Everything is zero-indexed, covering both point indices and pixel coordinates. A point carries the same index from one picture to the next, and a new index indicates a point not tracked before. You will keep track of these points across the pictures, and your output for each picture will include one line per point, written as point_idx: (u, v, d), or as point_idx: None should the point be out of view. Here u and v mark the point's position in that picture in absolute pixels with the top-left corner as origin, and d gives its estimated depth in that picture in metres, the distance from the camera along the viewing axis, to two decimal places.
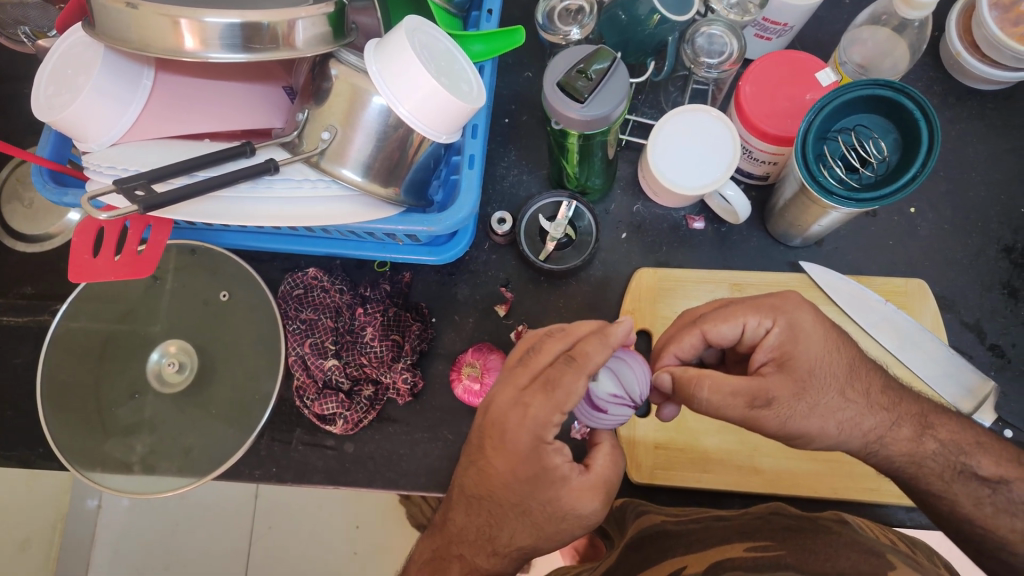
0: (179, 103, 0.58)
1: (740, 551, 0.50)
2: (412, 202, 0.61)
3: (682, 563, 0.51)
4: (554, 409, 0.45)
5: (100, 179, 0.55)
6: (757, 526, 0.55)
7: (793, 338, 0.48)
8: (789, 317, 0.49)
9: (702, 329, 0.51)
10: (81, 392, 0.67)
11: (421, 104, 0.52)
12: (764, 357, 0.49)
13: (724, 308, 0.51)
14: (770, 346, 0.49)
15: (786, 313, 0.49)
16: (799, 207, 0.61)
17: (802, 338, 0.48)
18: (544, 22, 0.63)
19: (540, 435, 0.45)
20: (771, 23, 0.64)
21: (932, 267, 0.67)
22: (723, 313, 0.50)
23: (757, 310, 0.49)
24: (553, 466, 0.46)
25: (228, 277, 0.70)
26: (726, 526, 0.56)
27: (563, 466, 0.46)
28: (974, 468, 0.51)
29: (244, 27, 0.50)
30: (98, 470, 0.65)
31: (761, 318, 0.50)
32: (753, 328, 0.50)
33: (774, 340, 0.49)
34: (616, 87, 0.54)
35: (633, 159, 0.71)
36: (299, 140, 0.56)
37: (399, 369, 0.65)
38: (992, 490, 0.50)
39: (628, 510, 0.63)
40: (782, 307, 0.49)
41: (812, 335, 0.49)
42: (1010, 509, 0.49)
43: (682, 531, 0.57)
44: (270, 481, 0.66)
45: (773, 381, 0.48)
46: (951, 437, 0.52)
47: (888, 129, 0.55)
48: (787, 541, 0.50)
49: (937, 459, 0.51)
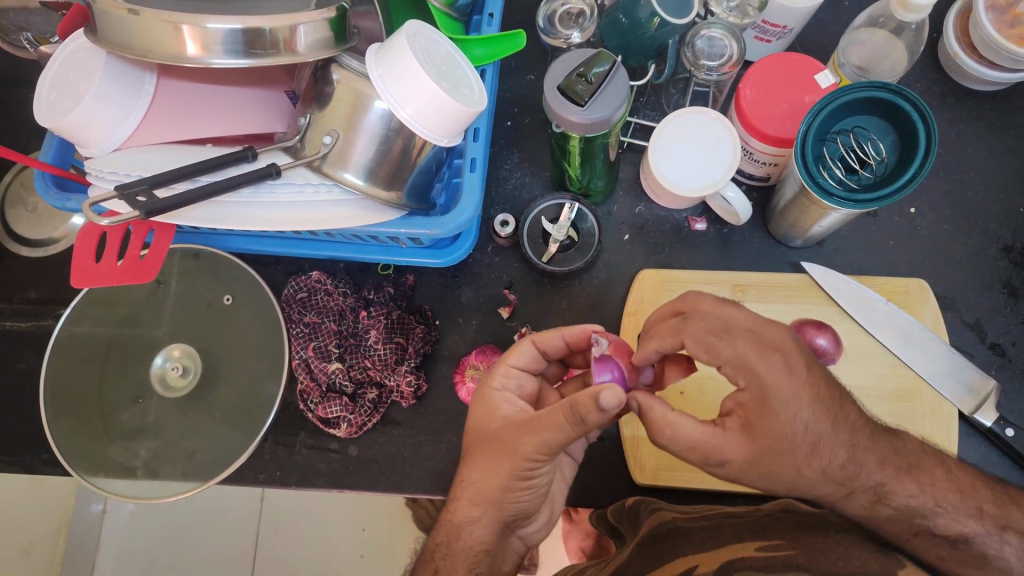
0: (182, 107, 0.59)
1: (753, 549, 0.50)
2: (414, 206, 0.61)
3: (694, 561, 0.51)
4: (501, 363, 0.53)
5: (101, 185, 0.55)
6: (768, 523, 0.56)
7: (761, 408, 0.44)
8: (764, 381, 0.44)
9: (686, 344, 0.48)
10: (85, 395, 0.67)
11: (422, 108, 0.52)
12: (731, 408, 0.46)
13: (722, 329, 0.46)
14: (742, 402, 0.45)
15: (760, 380, 0.44)
16: (799, 208, 0.61)
17: (771, 405, 0.44)
18: (545, 25, 0.63)
19: (483, 380, 0.53)
20: (771, 25, 0.64)
21: (932, 267, 0.67)
22: (709, 345, 0.46)
23: (731, 364, 0.45)
24: (496, 405, 0.50)
25: (231, 281, 0.70)
26: (737, 523, 0.57)
27: (507, 407, 0.50)
28: (934, 527, 0.48)
29: (245, 33, 0.50)
30: (102, 474, 0.65)
31: (735, 374, 0.45)
32: (730, 373, 0.46)
33: (744, 398, 0.45)
34: (616, 90, 0.55)
35: (635, 161, 0.71)
36: (302, 144, 0.57)
37: (403, 371, 0.65)
38: (951, 547, 0.47)
39: (642, 508, 0.63)
40: (757, 372, 0.44)
41: (789, 403, 0.44)
42: (975, 562, 0.46)
43: (695, 530, 0.58)
44: (275, 484, 0.66)
45: (730, 441, 0.45)
46: (909, 503, 0.48)
47: (887, 131, 0.55)
48: (799, 539, 0.50)
49: (892, 523, 0.47)
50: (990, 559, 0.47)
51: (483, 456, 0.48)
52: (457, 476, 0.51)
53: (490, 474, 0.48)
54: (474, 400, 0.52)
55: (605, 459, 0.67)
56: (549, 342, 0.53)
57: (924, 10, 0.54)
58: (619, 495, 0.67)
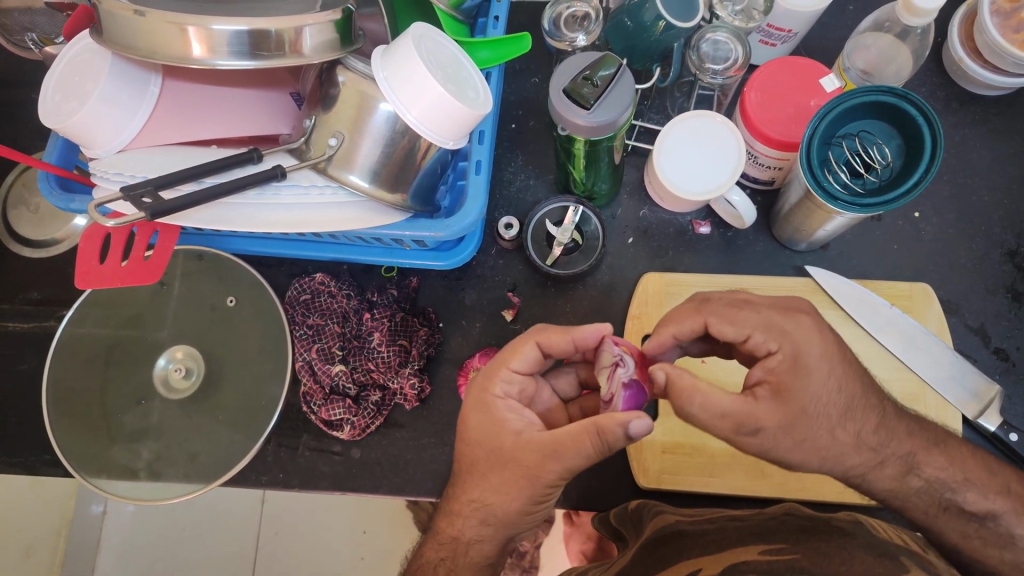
0: (186, 108, 0.58)
1: (755, 553, 0.50)
2: (419, 208, 0.61)
3: (697, 565, 0.51)
4: (501, 365, 0.51)
5: (106, 186, 0.55)
6: (771, 527, 0.55)
7: (794, 370, 0.45)
8: (798, 340, 0.45)
9: (708, 323, 0.49)
10: (87, 397, 0.67)
11: (428, 110, 0.52)
12: (761, 377, 0.46)
13: (741, 303, 0.49)
14: (774, 367, 0.45)
15: (791, 338, 0.45)
16: (804, 212, 0.61)
17: (805, 367, 0.45)
18: (551, 28, 0.63)
19: (485, 386, 0.51)
20: (775, 29, 0.64)
21: (936, 271, 0.67)
22: (733, 314, 0.48)
23: (761, 326, 0.46)
24: (503, 419, 0.48)
25: (234, 282, 0.70)
26: (740, 527, 0.57)
27: (515, 421, 0.48)
28: (961, 503, 0.50)
29: (251, 34, 0.50)
30: (104, 475, 0.65)
31: (768, 337, 0.46)
32: (759, 341, 0.47)
33: (777, 362, 0.46)
34: (621, 94, 0.55)
35: (639, 164, 0.71)
36: (307, 146, 0.57)
37: (406, 374, 0.65)
38: (978, 525, 0.49)
39: (644, 510, 0.63)
40: (789, 330, 0.46)
41: (821, 362, 0.45)
42: (999, 542, 0.49)
43: (698, 533, 0.58)
44: (278, 486, 0.66)
45: (764, 409, 0.44)
46: (939, 476, 0.50)
47: (892, 135, 0.55)
48: (802, 543, 0.50)
49: (920, 496, 0.50)
50: (1015, 538, 0.49)
51: (488, 457, 0.48)
52: (462, 478, 0.51)
53: (496, 476, 0.48)
54: (476, 409, 0.50)
55: (608, 462, 0.67)
56: (550, 341, 0.51)
57: (930, 14, 0.54)
58: (621, 498, 0.67)
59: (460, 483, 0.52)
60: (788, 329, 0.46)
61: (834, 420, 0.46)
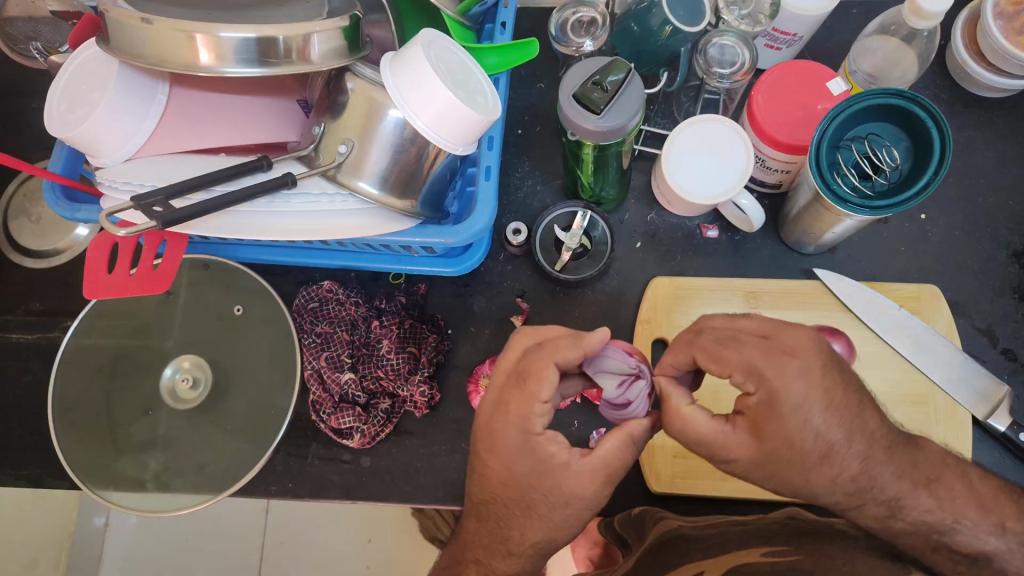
0: (195, 116, 0.58)
1: (757, 555, 0.50)
2: (429, 215, 0.61)
3: (701, 568, 0.51)
4: (529, 399, 0.46)
5: (115, 195, 0.55)
6: (774, 530, 0.55)
7: (770, 412, 0.42)
8: (775, 386, 0.41)
9: (696, 359, 0.46)
10: (93, 409, 0.67)
11: (438, 116, 0.52)
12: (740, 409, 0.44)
13: (731, 339, 0.44)
14: (750, 406, 0.43)
15: (768, 383, 0.41)
16: (813, 214, 0.61)
17: (779, 414, 0.41)
18: (558, 33, 0.63)
19: (525, 426, 0.46)
20: (781, 33, 0.64)
21: (943, 273, 0.67)
22: (716, 352, 0.44)
23: (741, 370, 0.42)
24: (547, 449, 0.46)
25: (242, 292, 0.69)
26: (745, 530, 0.57)
27: (549, 444, 0.46)
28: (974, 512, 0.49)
29: (259, 42, 0.50)
30: (112, 488, 0.64)
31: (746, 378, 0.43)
32: (739, 380, 0.43)
33: (754, 402, 0.43)
34: (631, 99, 0.55)
35: (647, 169, 0.72)
36: (316, 154, 0.57)
37: (417, 381, 0.64)
38: None
39: (647, 516, 0.62)
40: (767, 376, 0.41)
41: (800, 409, 0.41)
42: None
43: (702, 536, 0.58)
44: (286, 496, 0.66)
45: (737, 441, 0.43)
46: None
47: (900, 137, 0.55)
48: (804, 544, 0.50)
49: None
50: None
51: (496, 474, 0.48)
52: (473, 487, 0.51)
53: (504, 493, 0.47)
54: (511, 440, 0.47)
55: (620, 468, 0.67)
56: (568, 361, 0.46)
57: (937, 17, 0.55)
58: (631, 503, 0.67)
59: (471, 491, 0.52)
60: (765, 372, 0.41)
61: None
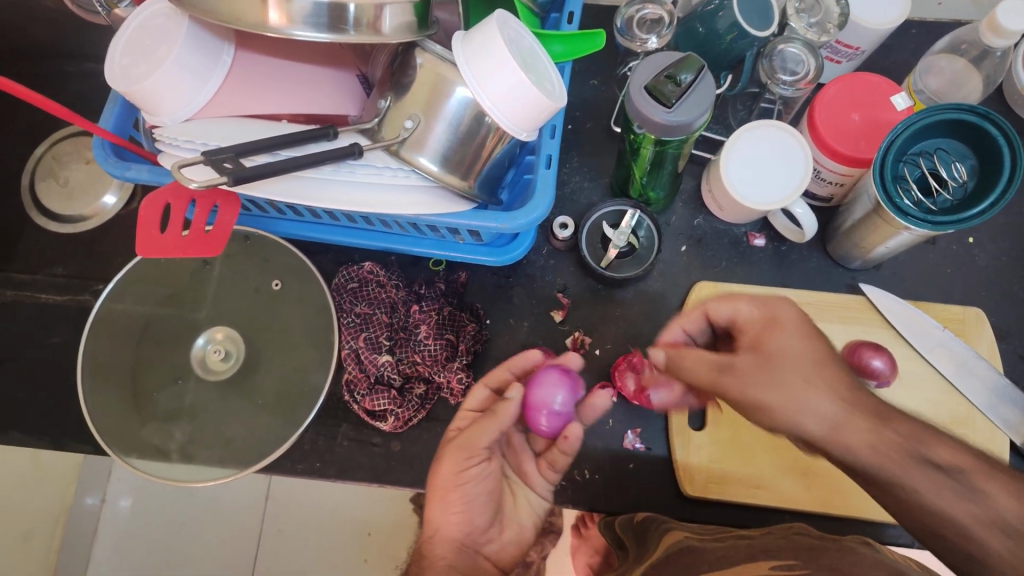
0: (257, 81, 0.57)
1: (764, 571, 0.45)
2: (484, 197, 0.60)
3: None
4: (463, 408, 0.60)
5: (177, 153, 0.54)
6: (780, 543, 0.51)
7: (772, 327, 0.47)
8: (778, 308, 0.48)
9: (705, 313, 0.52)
10: (122, 373, 0.65)
11: (509, 97, 0.52)
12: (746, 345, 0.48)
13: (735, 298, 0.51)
14: (755, 334, 0.47)
15: (776, 306, 0.48)
16: (870, 227, 0.60)
17: (778, 328, 0.46)
18: (622, 27, 0.63)
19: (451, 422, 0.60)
20: (844, 46, 0.65)
21: (988, 298, 0.67)
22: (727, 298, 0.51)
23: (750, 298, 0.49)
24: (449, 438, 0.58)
25: (281, 266, 0.68)
26: (749, 544, 0.52)
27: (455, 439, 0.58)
28: None
29: (331, 8, 0.49)
30: (135, 454, 0.63)
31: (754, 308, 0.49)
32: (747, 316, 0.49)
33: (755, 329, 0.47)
34: (702, 97, 0.54)
35: (697, 173, 0.71)
36: (379, 127, 0.56)
37: (454, 368, 0.64)
38: None
39: (651, 526, 0.59)
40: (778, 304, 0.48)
41: (801, 340, 0.46)
42: None
43: (706, 547, 0.53)
44: (313, 475, 0.64)
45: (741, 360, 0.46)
46: None
47: (966, 154, 0.55)
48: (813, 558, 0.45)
49: None
50: None
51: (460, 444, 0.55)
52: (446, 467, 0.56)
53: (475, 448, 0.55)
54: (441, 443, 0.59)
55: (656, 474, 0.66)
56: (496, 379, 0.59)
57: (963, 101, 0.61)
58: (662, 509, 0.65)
59: (437, 464, 0.56)
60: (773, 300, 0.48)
61: (814, 371, 0.44)
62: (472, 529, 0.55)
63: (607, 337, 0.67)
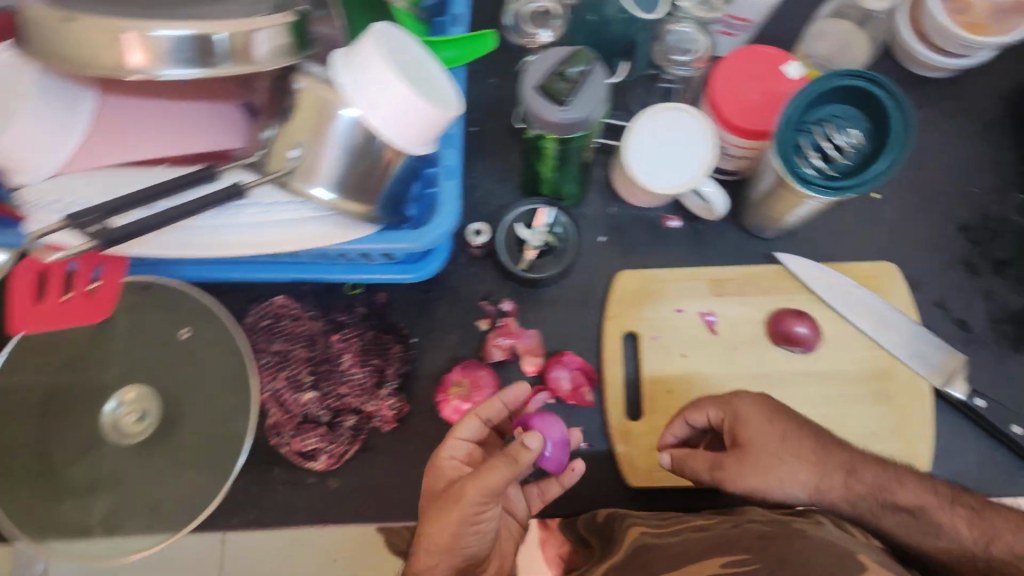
0: (127, 129, 0.54)
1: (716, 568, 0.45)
2: (387, 219, 0.56)
3: None
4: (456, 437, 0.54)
5: (44, 216, 0.49)
6: (737, 532, 0.50)
7: (742, 424, 0.54)
8: (736, 408, 0.55)
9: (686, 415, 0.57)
10: (24, 452, 0.60)
11: (397, 113, 0.49)
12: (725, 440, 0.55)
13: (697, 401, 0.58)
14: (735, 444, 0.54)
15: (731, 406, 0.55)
16: (776, 198, 0.60)
17: (746, 423, 0.54)
18: (514, 24, 0.68)
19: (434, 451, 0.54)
20: (736, 20, 0.62)
21: (898, 250, 0.69)
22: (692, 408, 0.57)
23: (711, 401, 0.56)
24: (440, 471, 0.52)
25: (186, 313, 0.64)
26: (711, 534, 0.51)
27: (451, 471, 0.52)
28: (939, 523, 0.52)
29: (197, 40, 0.45)
30: (54, 536, 0.59)
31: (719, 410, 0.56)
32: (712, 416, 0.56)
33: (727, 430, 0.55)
34: (595, 88, 0.53)
35: (607, 161, 0.70)
36: (265, 159, 0.52)
37: (384, 395, 0.63)
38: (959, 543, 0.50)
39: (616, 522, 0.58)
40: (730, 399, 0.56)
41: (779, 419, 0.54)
42: None
43: (667, 545, 0.52)
44: (250, 526, 0.62)
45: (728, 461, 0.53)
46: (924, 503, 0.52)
47: (858, 118, 0.56)
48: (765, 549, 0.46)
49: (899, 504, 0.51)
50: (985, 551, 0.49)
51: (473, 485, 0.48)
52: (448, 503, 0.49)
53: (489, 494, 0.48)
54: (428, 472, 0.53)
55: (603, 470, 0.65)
56: (490, 412, 0.55)
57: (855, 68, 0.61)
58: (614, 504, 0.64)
59: (436, 504, 0.49)
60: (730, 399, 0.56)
61: (779, 443, 0.53)
62: (468, 562, 0.50)
63: (537, 340, 0.66)
